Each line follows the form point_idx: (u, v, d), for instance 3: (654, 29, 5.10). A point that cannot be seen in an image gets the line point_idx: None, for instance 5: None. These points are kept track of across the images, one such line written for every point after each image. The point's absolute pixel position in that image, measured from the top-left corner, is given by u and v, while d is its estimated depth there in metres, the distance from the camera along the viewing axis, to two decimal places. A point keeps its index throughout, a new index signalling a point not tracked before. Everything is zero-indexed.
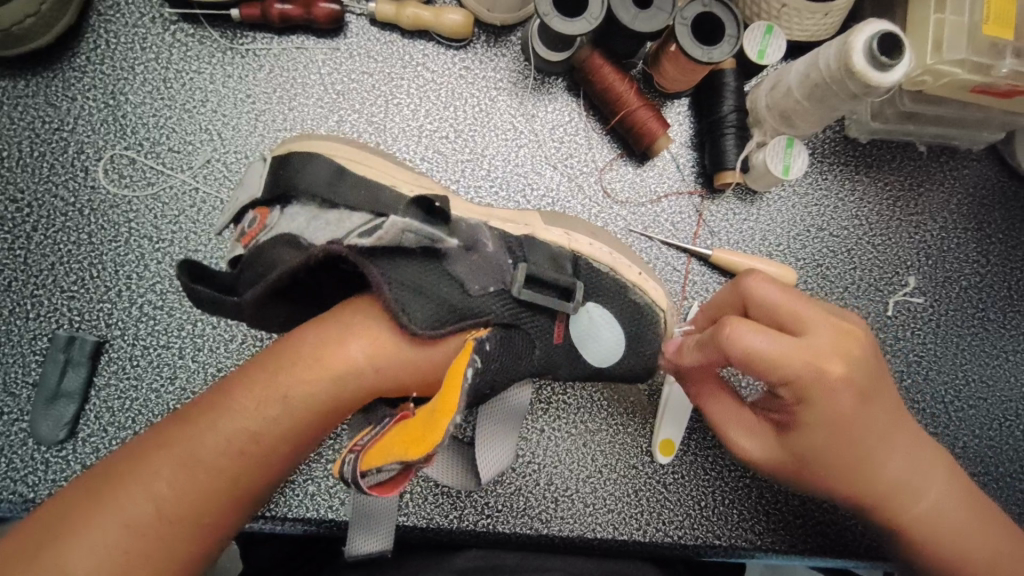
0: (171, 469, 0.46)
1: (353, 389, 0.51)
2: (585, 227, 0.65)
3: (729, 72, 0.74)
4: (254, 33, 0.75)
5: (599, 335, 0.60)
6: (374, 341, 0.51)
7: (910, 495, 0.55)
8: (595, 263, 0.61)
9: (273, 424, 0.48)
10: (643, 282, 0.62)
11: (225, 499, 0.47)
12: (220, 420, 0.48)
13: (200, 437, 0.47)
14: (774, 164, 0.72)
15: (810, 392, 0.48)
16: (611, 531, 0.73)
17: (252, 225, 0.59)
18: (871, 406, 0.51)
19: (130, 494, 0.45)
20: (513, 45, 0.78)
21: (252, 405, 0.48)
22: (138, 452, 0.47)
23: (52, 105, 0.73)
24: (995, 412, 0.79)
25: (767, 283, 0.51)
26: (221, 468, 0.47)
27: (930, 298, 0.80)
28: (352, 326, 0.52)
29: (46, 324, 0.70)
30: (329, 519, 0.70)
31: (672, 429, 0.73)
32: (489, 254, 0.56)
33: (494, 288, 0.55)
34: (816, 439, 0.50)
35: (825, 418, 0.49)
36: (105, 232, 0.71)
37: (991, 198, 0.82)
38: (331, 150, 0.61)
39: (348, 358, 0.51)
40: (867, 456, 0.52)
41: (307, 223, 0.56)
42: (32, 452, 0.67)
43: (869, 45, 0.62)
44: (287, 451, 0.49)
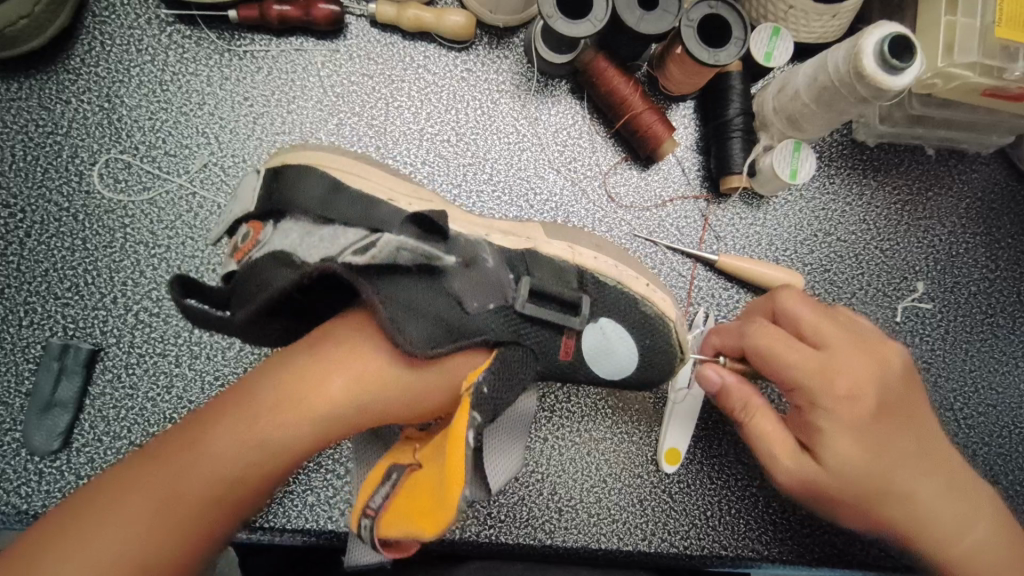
0: (146, 508, 0.43)
1: (339, 421, 0.49)
2: (590, 239, 0.63)
3: (736, 74, 0.73)
4: (252, 35, 0.74)
5: (614, 351, 0.58)
6: (361, 375, 0.50)
7: (943, 521, 0.55)
8: (601, 277, 0.59)
9: (255, 460, 0.46)
10: (651, 294, 0.60)
11: (203, 540, 0.44)
12: (201, 455, 0.45)
13: (178, 477, 0.44)
14: (781, 168, 0.71)
15: (822, 396, 0.53)
16: (615, 542, 0.71)
17: (246, 239, 0.58)
18: (894, 422, 0.54)
19: (102, 538, 0.41)
20: (515, 47, 0.77)
21: (233, 439, 0.46)
22: (109, 492, 0.43)
23: (46, 108, 0.71)
24: (1005, 419, 0.77)
25: (795, 292, 0.58)
26: (202, 507, 0.44)
27: (939, 303, 0.78)
28: (339, 357, 0.50)
29: (40, 332, 0.68)
30: (328, 530, 0.69)
31: (677, 437, 0.72)
32: (489, 270, 0.55)
33: (495, 305, 0.54)
34: (841, 449, 0.53)
35: (849, 424, 0.53)
36: (100, 238, 0.70)
37: (1000, 202, 0.81)
38: (340, 162, 0.60)
39: (335, 391, 0.49)
40: (896, 475, 0.54)
41: (300, 240, 0.53)
42: (25, 462, 0.66)
43: (880, 48, 0.61)
44: (268, 486, 0.47)
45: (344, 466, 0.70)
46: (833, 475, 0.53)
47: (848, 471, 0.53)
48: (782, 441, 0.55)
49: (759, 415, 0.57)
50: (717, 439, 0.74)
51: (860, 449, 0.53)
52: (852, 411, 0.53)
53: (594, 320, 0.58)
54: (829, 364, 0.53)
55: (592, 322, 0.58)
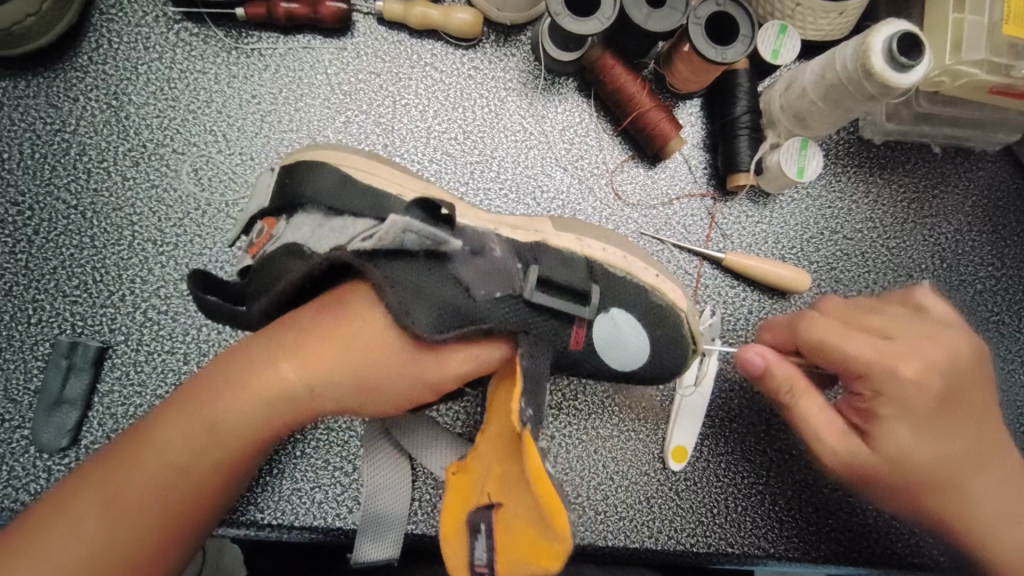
0: (97, 504, 0.48)
1: (288, 407, 0.52)
2: (595, 231, 0.62)
3: (743, 72, 0.73)
4: (260, 32, 0.74)
5: (625, 342, 0.58)
6: (308, 360, 0.52)
7: (994, 517, 0.56)
8: (610, 268, 0.59)
9: (197, 449, 0.50)
10: (660, 284, 0.60)
11: (165, 520, 0.49)
12: (146, 453, 0.49)
13: (130, 465, 0.49)
14: (788, 166, 0.71)
15: (882, 382, 0.54)
16: (622, 540, 0.71)
17: (260, 235, 0.59)
18: (954, 413, 0.55)
19: (60, 533, 0.47)
20: (522, 45, 0.77)
21: (175, 433, 0.49)
22: (65, 492, 0.48)
23: (53, 106, 0.71)
24: (1010, 417, 0.77)
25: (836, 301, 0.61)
26: (148, 498, 0.48)
27: (945, 301, 0.78)
28: (284, 345, 0.52)
29: (48, 329, 0.68)
30: (336, 528, 0.69)
31: (684, 435, 0.72)
32: (498, 259, 0.55)
33: (502, 293, 0.53)
34: (895, 437, 0.54)
35: (907, 411, 0.54)
36: (108, 236, 0.70)
37: (1006, 200, 0.81)
38: (349, 161, 0.59)
39: (279, 378, 0.51)
40: (950, 467, 0.55)
41: (312, 232, 0.55)
42: (34, 459, 0.66)
43: (888, 45, 0.61)
44: (222, 470, 0.51)
45: (352, 463, 0.70)
46: (882, 462, 0.55)
47: (899, 459, 0.54)
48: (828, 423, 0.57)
49: (802, 397, 0.58)
50: (724, 436, 0.75)
51: (915, 438, 0.54)
52: (919, 397, 0.54)
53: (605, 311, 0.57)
54: (894, 351, 0.55)
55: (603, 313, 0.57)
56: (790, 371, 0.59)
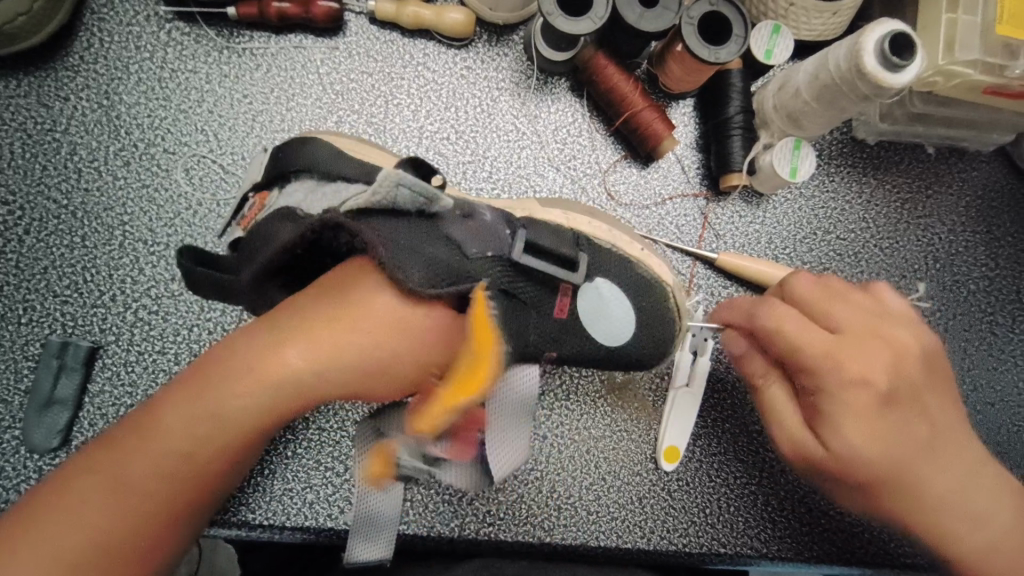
0: (100, 492, 0.47)
1: (295, 394, 0.50)
2: (582, 209, 0.65)
3: (736, 72, 0.73)
4: (251, 32, 0.74)
5: (608, 313, 0.59)
6: (313, 345, 0.50)
7: (953, 514, 0.55)
8: (595, 240, 0.61)
9: (203, 437, 0.49)
10: (643, 257, 0.62)
11: (167, 508, 0.49)
12: (151, 440, 0.48)
13: (133, 453, 0.48)
14: (781, 166, 0.71)
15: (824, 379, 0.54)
16: (614, 540, 0.71)
17: (252, 208, 0.60)
18: (904, 406, 0.55)
19: (61, 520, 0.46)
20: (515, 45, 0.77)
21: (180, 419, 0.49)
22: (66, 478, 0.48)
23: (44, 105, 0.71)
24: (1003, 417, 0.77)
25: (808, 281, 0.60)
26: (151, 486, 0.48)
27: (939, 301, 0.78)
28: (293, 329, 0.50)
29: (39, 329, 0.68)
30: (328, 528, 0.69)
31: (677, 435, 0.72)
32: (488, 223, 0.54)
33: (494, 253, 0.53)
34: (846, 429, 0.54)
35: (854, 410, 0.53)
36: (99, 236, 0.70)
37: (1000, 200, 0.81)
38: (352, 146, 0.61)
39: (287, 364, 0.49)
40: (904, 461, 0.54)
41: (305, 197, 0.54)
42: (25, 459, 0.66)
43: (881, 46, 0.61)
44: (229, 457, 0.50)
45: (344, 463, 0.70)
46: (833, 455, 0.54)
47: (852, 453, 0.53)
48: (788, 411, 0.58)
49: (766, 382, 0.60)
50: (716, 436, 0.75)
51: (867, 431, 0.53)
52: (863, 395, 0.53)
53: (589, 280, 0.58)
54: (845, 342, 0.55)
55: (589, 283, 0.58)
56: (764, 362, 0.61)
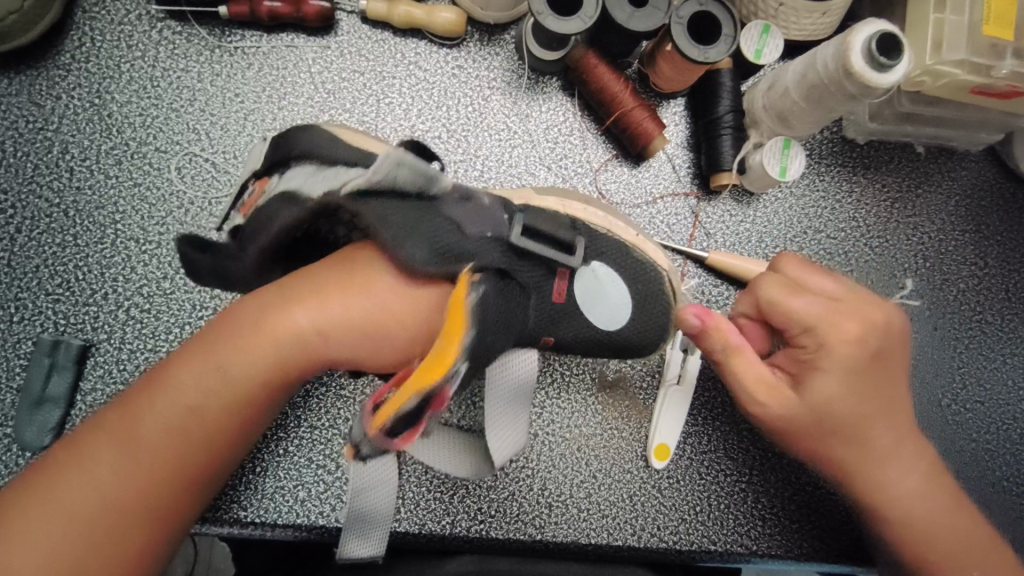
0: (111, 455, 0.47)
1: (301, 355, 0.50)
2: (578, 198, 0.66)
3: (725, 72, 0.73)
4: (243, 31, 0.74)
5: (607, 294, 0.60)
6: (318, 308, 0.50)
7: (886, 471, 0.58)
8: (590, 225, 0.61)
9: (212, 396, 0.49)
10: (639, 242, 0.63)
11: (178, 471, 0.48)
12: (159, 401, 0.48)
13: (143, 414, 0.48)
14: (770, 165, 0.71)
15: (818, 335, 0.55)
16: (605, 537, 0.72)
17: (252, 195, 0.58)
18: (881, 374, 0.57)
19: (71, 485, 0.46)
20: (506, 44, 0.77)
21: (188, 378, 0.49)
22: (78, 442, 0.48)
23: (36, 104, 0.71)
24: (992, 415, 0.78)
25: (798, 262, 0.60)
26: (161, 447, 0.48)
27: (927, 300, 0.79)
28: (295, 293, 0.51)
29: (31, 328, 0.68)
30: (319, 526, 0.69)
31: (667, 433, 0.73)
32: (486, 206, 0.54)
33: (492, 235, 0.52)
34: (828, 391, 0.55)
35: (840, 365, 0.55)
36: (91, 234, 0.70)
37: (990, 199, 0.81)
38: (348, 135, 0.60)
39: (290, 326, 0.50)
40: (869, 426, 0.57)
41: (304, 180, 0.52)
42: (17, 457, 0.66)
43: (868, 45, 0.61)
44: (238, 419, 0.50)
45: (336, 461, 0.70)
46: (815, 415, 0.55)
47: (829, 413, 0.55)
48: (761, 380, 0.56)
49: (738, 357, 0.56)
50: (706, 434, 0.75)
51: (847, 391, 0.55)
52: (852, 355, 0.55)
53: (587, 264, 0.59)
54: (841, 311, 0.55)
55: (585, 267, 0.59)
56: (726, 337, 0.56)
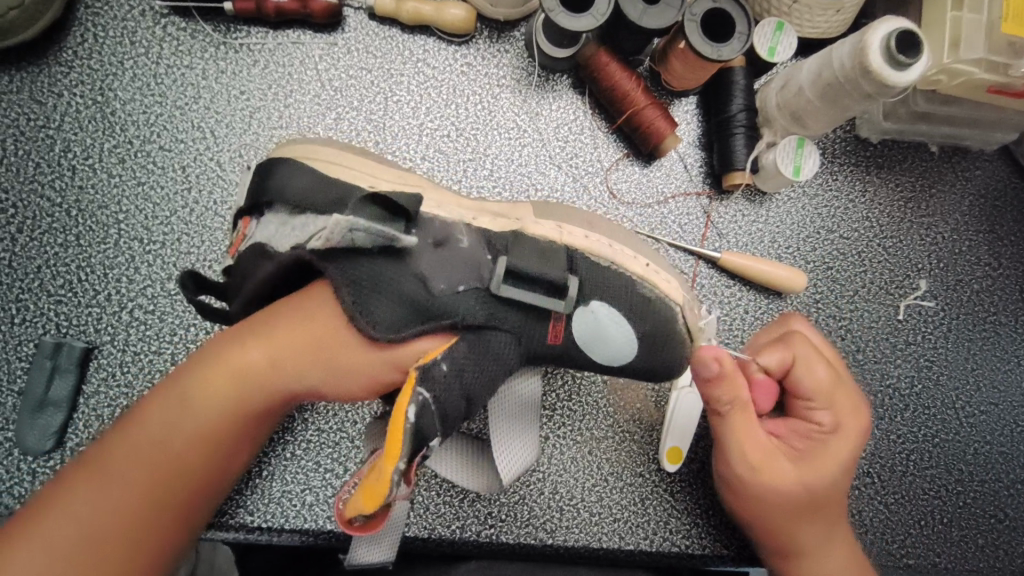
0: (87, 488, 0.47)
1: (260, 385, 0.52)
2: (582, 217, 0.61)
3: (739, 70, 0.72)
4: (248, 27, 0.73)
5: (606, 334, 0.56)
6: (271, 341, 0.52)
7: (843, 555, 0.59)
8: (592, 257, 0.57)
9: (182, 426, 0.50)
10: (648, 274, 0.58)
11: (156, 502, 0.48)
12: (133, 435, 0.49)
13: (117, 447, 0.49)
14: (784, 165, 0.70)
15: (833, 410, 0.58)
16: (617, 541, 0.71)
17: (238, 233, 0.60)
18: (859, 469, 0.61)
19: (49, 521, 0.46)
20: (516, 41, 0.76)
21: (158, 411, 0.50)
22: (55, 482, 0.48)
23: (37, 101, 0.70)
24: (1006, 417, 0.77)
25: (806, 329, 0.64)
26: (135, 478, 0.48)
27: (942, 301, 0.78)
28: (251, 329, 0.53)
29: (32, 329, 0.67)
30: (327, 531, 0.68)
31: (680, 435, 0.70)
32: (464, 250, 0.55)
33: (465, 286, 0.54)
34: (827, 472, 0.57)
35: (845, 449, 0.58)
36: (94, 234, 0.69)
37: (1003, 200, 0.80)
38: (319, 154, 0.60)
39: (246, 359, 0.51)
40: (842, 510, 0.59)
41: (277, 230, 0.55)
42: (19, 462, 0.65)
43: (886, 44, 0.60)
44: (211, 448, 0.51)
45: (344, 465, 0.69)
46: (807, 493, 0.57)
47: (817, 492, 0.57)
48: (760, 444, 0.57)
49: (743, 414, 0.56)
50: None
51: (844, 473, 0.58)
52: (855, 441, 0.58)
53: (583, 303, 0.56)
54: (852, 398, 0.60)
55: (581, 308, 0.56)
56: (733, 390, 0.55)
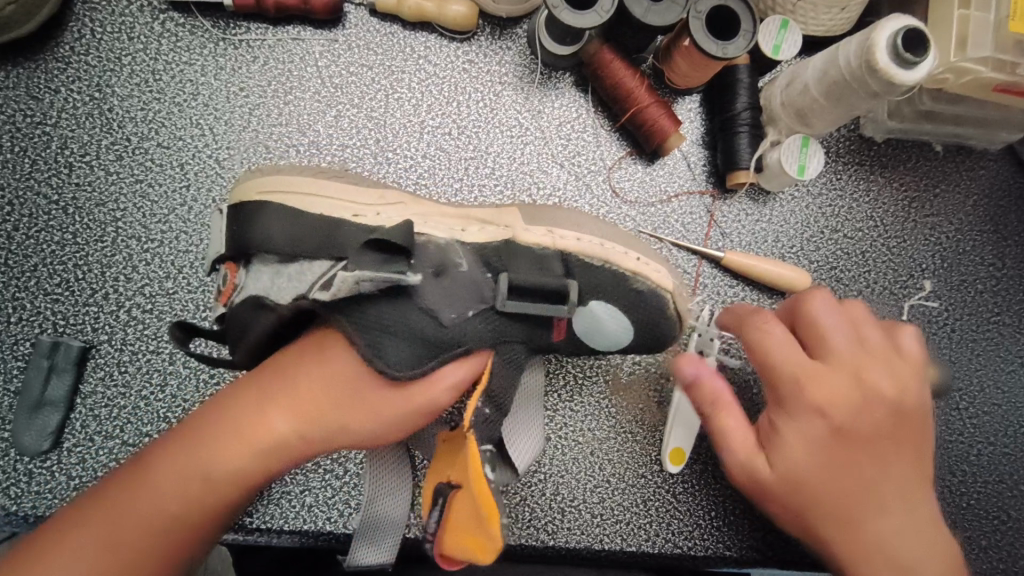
0: (94, 543, 0.46)
1: (280, 455, 0.51)
2: (568, 217, 0.60)
3: (743, 67, 0.72)
4: (248, 23, 0.72)
5: (605, 328, 0.57)
6: (297, 407, 0.51)
7: (866, 551, 0.50)
8: (585, 258, 0.56)
9: (195, 489, 0.49)
10: (642, 269, 0.57)
11: (161, 563, 0.48)
12: (142, 492, 0.48)
13: (127, 502, 0.48)
14: (789, 163, 0.70)
15: (794, 386, 0.52)
16: (619, 542, 0.70)
17: (225, 283, 0.58)
18: (871, 449, 0.51)
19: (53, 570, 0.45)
20: (518, 38, 0.75)
21: (173, 471, 0.49)
22: (60, 526, 0.47)
23: (34, 98, 0.69)
24: (1010, 419, 0.77)
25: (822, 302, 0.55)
26: (143, 540, 0.47)
27: (945, 302, 0.78)
28: (274, 393, 0.52)
29: (29, 328, 0.66)
30: (327, 532, 0.67)
31: (683, 436, 0.70)
32: (462, 274, 0.54)
33: (474, 310, 0.53)
34: (799, 455, 0.51)
35: (814, 428, 0.51)
36: (91, 232, 0.68)
37: (1007, 200, 0.80)
38: (286, 181, 0.57)
39: (271, 427, 0.51)
40: (846, 498, 0.51)
41: (272, 283, 0.54)
42: (15, 462, 0.64)
43: (893, 41, 0.60)
44: (222, 513, 0.50)
45: (344, 466, 0.69)
46: (780, 477, 0.52)
47: (795, 473, 0.51)
48: (741, 439, 0.54)
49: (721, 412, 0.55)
50: None
51: (823, 455, 0.51)
52: (824, 418, 0.51)
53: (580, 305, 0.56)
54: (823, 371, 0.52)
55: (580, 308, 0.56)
56: (713, 390, 0.56)
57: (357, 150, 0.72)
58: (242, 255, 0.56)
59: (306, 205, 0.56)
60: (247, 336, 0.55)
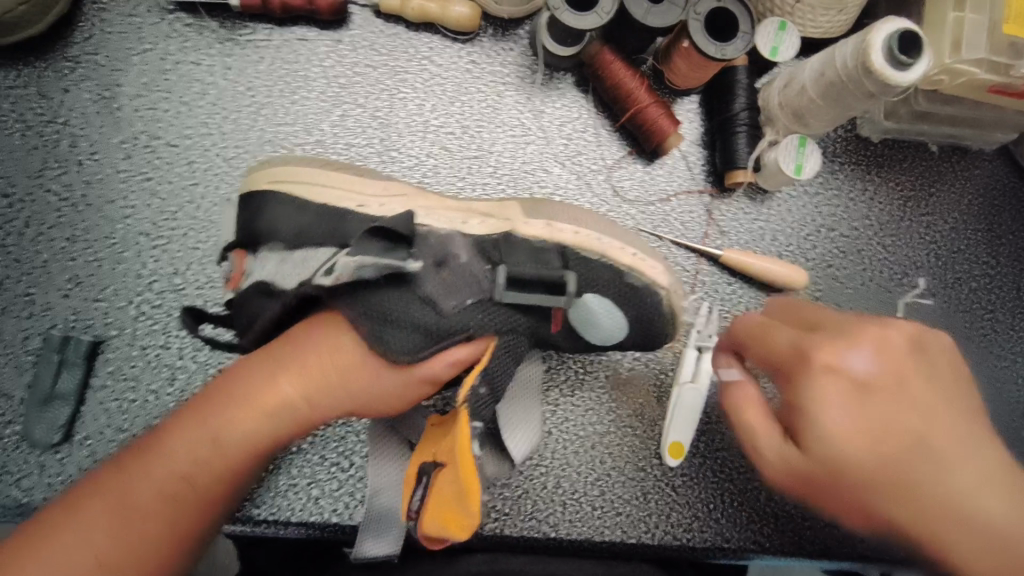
0: (107, 516, 0.48)
1: (286, 421, 0.53)
2: (568, 210, 0.60)
3: (741, 68, 0.73)
4: (254, 23, 0.73)
5: (599, 322, 0.58)
6: (302, 376, 0.53)
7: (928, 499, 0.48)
8: (583, 252, 0.57)
9: (203, 456, 0.50)
10: (640, 263, 0.58)
11: (174, 532, 0.49)
12: (152, 464, 0.50)
13: (139, 473, 0.49)
14: (786, 163, 0.71)
15: (798, 374, 0.51)
16: (620, 534, 0.71)
17: (234, 268, 0.59)
18: (900, 397, 0.49)
19: (69, 541, 0.47)
20: (520, 39, 0.76)
21: (184, 441, 0.50)
22: (73, 500, 0.49)
23: (45, 97, 0.70)
24: (1005, 414, 0.78)
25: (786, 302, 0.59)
26: (155, 510, 0.49)
27: (941, 299, 0.79)
28: (280, 363, 0.53)
29: (40, 323, 0.68)
30: (333, 524, 0.68)
31: (682, 432, 0.71)
32: (463, 265, 0.55)
33: (472, 300, 0.54)
34: (827, 425, 0.49)
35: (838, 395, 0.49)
36: (101, 229, 0.69)
37: (1002, 198, 0.81)
38: (296, 174, 0.60)
39: (279, 394, 0.52)
40: (895, 451, 0.48)
41: (277, 269, 0.55)
42: (27, 455, 0.65)
43: (888, 44, 0.61)
44: (232, 482, 0.52)
45: (349, 459, 0.70)
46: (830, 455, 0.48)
47: (842, 444, 0.48)
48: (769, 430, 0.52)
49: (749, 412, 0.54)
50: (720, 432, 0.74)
51: (854, 416, 0.49)
52: (846, 380, 0.49)
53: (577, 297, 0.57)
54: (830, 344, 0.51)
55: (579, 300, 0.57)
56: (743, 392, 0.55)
57: (362, 149, 0.73)
58: (251, 243, 0.58)
59: (312, 194, 0.58)
60: (255, 330, 0.56)
